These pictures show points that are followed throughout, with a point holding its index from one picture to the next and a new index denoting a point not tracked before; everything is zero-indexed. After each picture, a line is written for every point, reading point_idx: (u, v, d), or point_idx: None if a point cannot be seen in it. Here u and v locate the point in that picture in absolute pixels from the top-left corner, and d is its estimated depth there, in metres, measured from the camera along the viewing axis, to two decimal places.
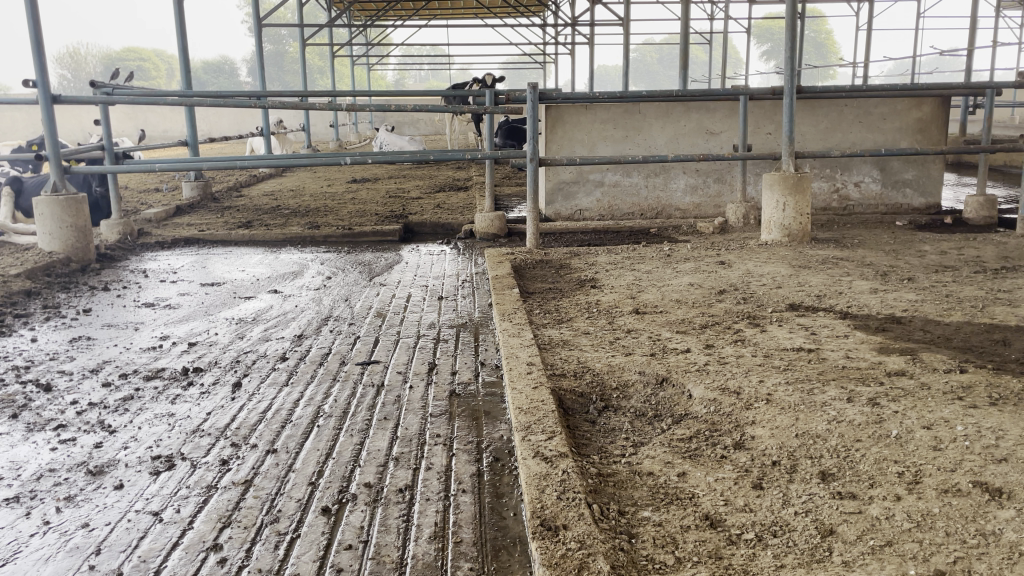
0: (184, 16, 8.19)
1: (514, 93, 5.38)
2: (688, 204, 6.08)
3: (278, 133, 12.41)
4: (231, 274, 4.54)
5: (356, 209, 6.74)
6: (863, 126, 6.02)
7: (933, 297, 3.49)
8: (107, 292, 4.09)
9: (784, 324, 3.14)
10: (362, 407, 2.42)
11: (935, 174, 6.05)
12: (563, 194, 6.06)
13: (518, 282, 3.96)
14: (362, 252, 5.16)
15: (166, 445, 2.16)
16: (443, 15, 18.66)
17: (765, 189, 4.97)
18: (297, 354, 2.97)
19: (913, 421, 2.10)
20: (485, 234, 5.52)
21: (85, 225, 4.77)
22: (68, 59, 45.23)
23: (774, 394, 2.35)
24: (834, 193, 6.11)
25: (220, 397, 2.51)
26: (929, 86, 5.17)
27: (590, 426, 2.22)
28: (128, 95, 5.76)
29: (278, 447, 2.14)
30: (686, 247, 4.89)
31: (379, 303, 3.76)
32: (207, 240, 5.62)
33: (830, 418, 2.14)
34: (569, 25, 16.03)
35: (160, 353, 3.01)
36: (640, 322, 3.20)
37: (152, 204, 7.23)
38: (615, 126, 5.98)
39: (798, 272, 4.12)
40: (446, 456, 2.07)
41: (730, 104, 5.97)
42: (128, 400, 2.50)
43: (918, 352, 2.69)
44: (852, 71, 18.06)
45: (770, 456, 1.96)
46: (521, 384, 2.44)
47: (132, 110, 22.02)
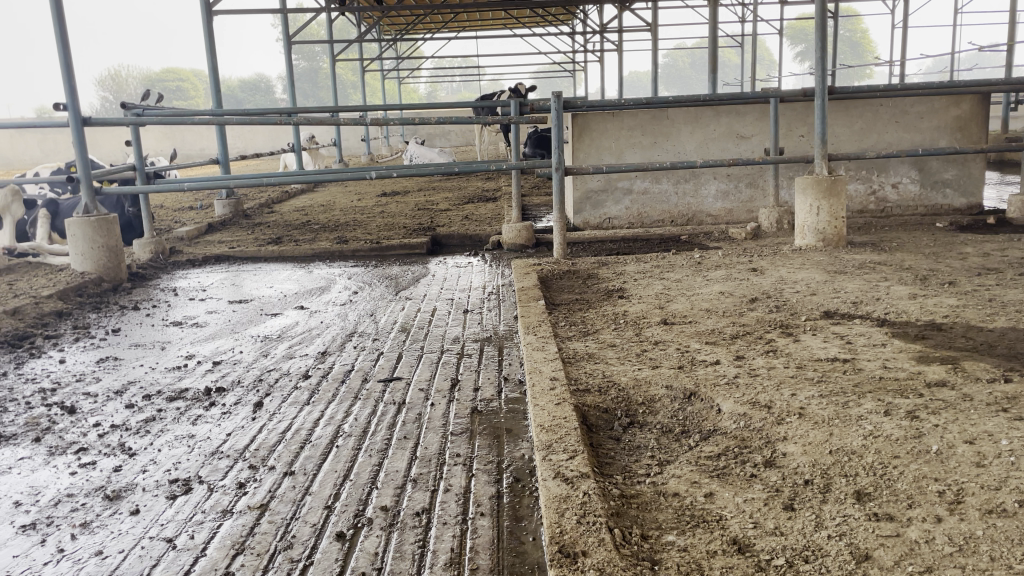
0: (213, 36, 8.31)
1: (538, 102, 5.33)
2: (720, 210, 5.97)
3: (309, 148, 12.53)
4: (259, 290, 4.55)
5: (385, 222, 6.75)
6: (899, 126, 5.87)
7: (975, 302, 3.35)
8: (137, 311, 4.12)
9: (819, 332, 3.04)
10: (382, 426, 2.37)
11: (976, 173, 5.86)
12: (591, 203, 5.99)
13: (545, 293, 3.91)
14: (389, 266, 5.15)
15: (184, 468, 2.14)
16: (472, 27, 18.71)
17: (798, 193, 4.85)
18: (319, 372, 2.95)
19: (954, 435, 1.99)
20: (512, 245, 5.48)
21: (116, 245, 4.83)
22: (110, 82, 46.40)
23: (807, 407, 2.26)
24: (870, 195, 5.95)
25: (240, 418, 2.49)
26: (966, 83, 5.02)
27: (613, 444, 2.15)
28: (158, 115, 5.83)
29: (296, 469, 2.10)
30: (717, 254, 4.79)
31: (404, 317, 3.73)
32: (237, 257, 5.66)
33: (865, 433, 2.05)
34: (598, 32, 15.94)
35: (184, 372, 3.01)
36: (668, 333, 3.12)
37: (186, 222, 7.32)
38: (643, 132, 5.90)
39: (833, 278, 4.00)
40: (466, 477, 2.02)
41: (760, 107, 5.86)
42: (150, 422, 2.49)
43: (959, 361, 2.57)
44: (889, 70, 17.70)
45: (802, 474, 1.87)
46: (544, 400, 2.38)
47: (169, 130, 22.45)
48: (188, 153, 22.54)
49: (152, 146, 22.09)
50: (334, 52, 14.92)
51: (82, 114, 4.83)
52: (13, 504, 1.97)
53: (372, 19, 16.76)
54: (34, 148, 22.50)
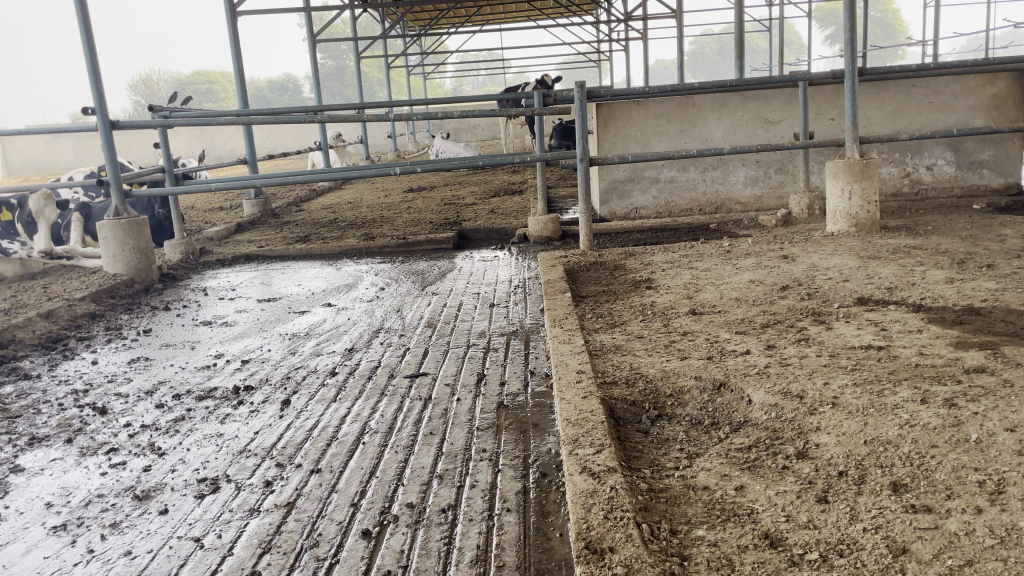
0: (238, 37, 8.37)
1: (562, 93, 5.28)
2: (749, 196, 5.88)
3: (337, 145, 12.60)
4: (288, 288, 4.57)
5: (411, 218, 6.75)
6: (932, 106, 5.73)
7: (1015, 285, 3.25)
8: (168, 312, 4.16)
9: (852, 320, 2.97)
10: (409, 422, 2.36)
11: (1014, 152, 5.70)
12: (617, 193, 5.93)
13: (572, 286, 3.87)
14: (416, 261, 5.15)
15: (212, 467, 2.15)
16: (496, 20, 18.67)
17: (829, 177, 4.75)
18: (346, 369, 2.95)
19: (995, 423, 1.92)
20: (539, 237, 5.45)
21: (147, 246, 4.88)
22: (141, 86, 47.10)
23: (840, 397, 2.20)
24: (904, 178, 5.82)
25: (268, 416, 2.50)
26: (1003, 59, 4.87)
27: (642, 437, 2.12)
28: (185, 117, 5.87)
29: (323, 467, 2.10)
30: (747, 242, 4.72)
31: (431, 313, 3.72)
32: (266, 256, 5.69)
33: (901, 423, 1.99)
34: (622, 21, 15.80)
35: (213, 371, 3.02)
36: (697, 324, 3.07)
37: (215, 222, 7.40)
38: (669, 120, 5.83)
39: (866, 264, 3.91)
40: (492, 472, 2.00)
41: (789, 91, 5.75)
42: (179, 421, 2.50)
43: (999, 347, 2.50)
44: (922, 51, 17.34)
45: (837, 466, 1.82)
46: (570, 394, 2.35)
47: (199, 132, 22.74)
48: (218, 154, 22.81)
49: (183, 148, 22.39)
50: (359, 51, 14.94)
51: (111, 119, 4.88)
52: (45, 506, 2.00)
53: (395, 14, 16.79)
54: (69, 152, 22.90)
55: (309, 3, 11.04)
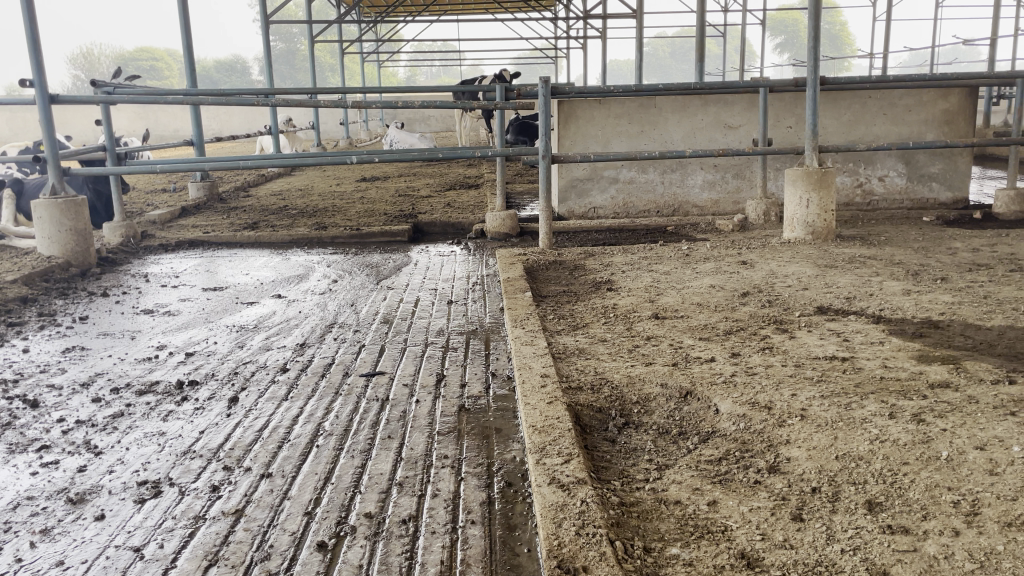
0: (188, 14, 8.07)
1: (525, 88, 5.19)
2: (706, 200, 5.89)
3: (287, 131, 12.30)
4: (235, 277, 4.40)
5: (365, 208, 6.60)
6: (887, 118, 5.82)
7: (971, 299, 3.29)
8: (106, 298, 3.95)
9: (815, 329, 2.96)
10: (366, 424, 2.26)
11: (962, 167, 5.83)
12: (576, 192, 5.88)
13: (531, 285, 3.80)
14: (369, 254, 5.01)
15: (154, 469, 2.01)
16: (454, 10, 18.45)
17: (788, 184, 4.77)
18: (298, 365, 2.82)
19: (964, 441, 1.91)
20: (496, 233, 5.37)
21: (86, 229, 4.64)
22: (83, 60, 45.62)
23: (809, 409, 2.17)
24: (857, 188, 5.90)
25: (214, 414, 2.36)
26: (958, 75, 4.96)
27: (609, 446, 2.05)
28: (129, 95, 5.59)
29: (274, 471, 1.98)
30: (705, 246, 4.70)
31: (387, 308, 3.61)
32: (212, 242, 5.48)
33: (872, 438, 1.96)
34: (581, 19, 15.76)
35: (155, 364, 2.86)
36: (661, 328, 3.02)
37: (158, 205, 7.12)
38: (630, 120, 5.80)
39: (824, 272, 3.93)
40: (454, 481, 1.91)
41: (749, 97, 5.77)
42: (117, 418, 2.35)
43: (961, 361, 2.50)
44: (869, 63, 17.74)
45: (810, 482, 1.78)
46: (534, 399, 2.28)
47: (143, 110, 22.03)
48: (162, 134, 22.12)
49: (125, 127, 21.68)
50: (313, 35, 14.59)
51: (50, 92, 4.62)
52: None
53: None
54: (3, 125, 21.96)
55: None
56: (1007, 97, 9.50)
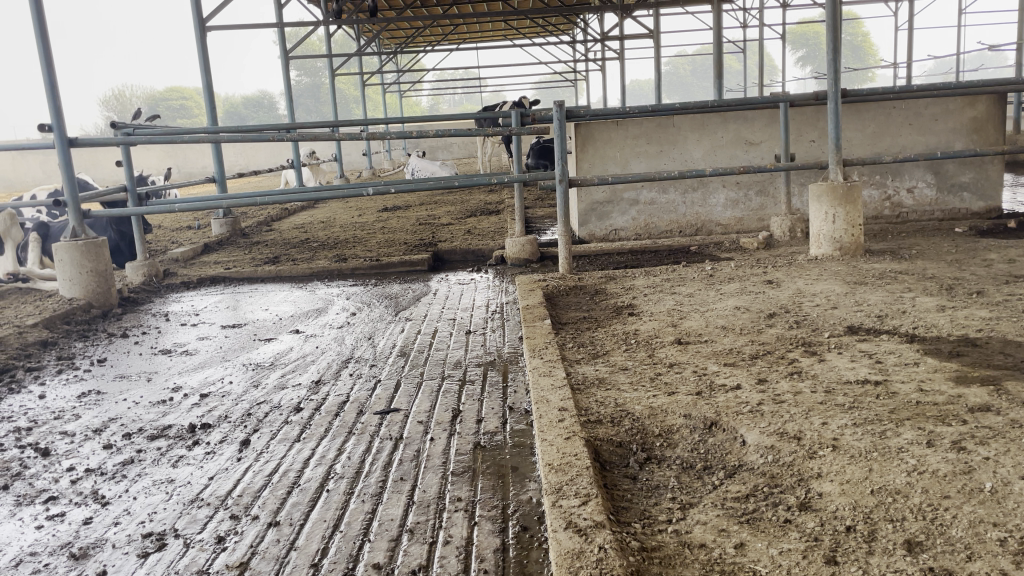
0: (207, 53, 8.19)
1: (540, 113, 5.14)
2: (730, 219, 5.78)
3: (310, 164, 12.41)
4: (254, 313, 4.37)
5: (385, 238, 6.59)
6: (913, 128, 5.68)
7: (1009, 314, 3.14)
8: (125, 339, 3.94)
9: (845, 351, 2.84)
10: (378, 466, 2.19)
11: (994, 175, 5.66)
12: (596, 215, 5.81)
13: (551, 312, 3.72)
14: (389, 284, 4.98)
15: (159, 520, 1.95)
16: (473, 37, 18.59)
17: (812, 200, 4.65)
18: (312, 404, 2.76)
19: (1009, 470, 1.79)
20: (517, 259, 5.30)
21: (106, 269, 4.66)
22: (114, 101, 46.81)
23: (840, 438, 2.06)
24: (885, 201, 5.76)
25: (225, 458, 2.30)
26: (985, 82, 4.82)
27: (630, 484, 1.96)
28: (149, 135, 5.64)
29: (281, 519, 1.92)
30: (730, 266, 4.60)
31: (404, 341, 3.54)
32: (233, 278, 5.49)
33: (909, 469, 1.85)
34: (598, 41, 15.77)
35: (169, 407, 2.82)
36: (683, 354, 2.92)
37: (182, 242, 7.18)
38: (648, 141, 5.73)
39: (854, 289, 3.80)
40: (468, 526, 1.83)
41: (769, 112, 5.68)
42: (127, 465, 2.30)
43: (1002, 382, 2.37)
44: (894, 73, 17.49)
45: (843, 520, 1.67)
46: (551, 434, 2.19)
47: (171, 149, 22.46)
48: (190, 171, 22.50)
49: (154, 165, 22.12)
50: (334, 67, 14.70)
51: (69, 136, 4.67)
52: None
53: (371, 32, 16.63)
54: (37, 169, 22.54)
55: (282, 17, 10.84)
56: None
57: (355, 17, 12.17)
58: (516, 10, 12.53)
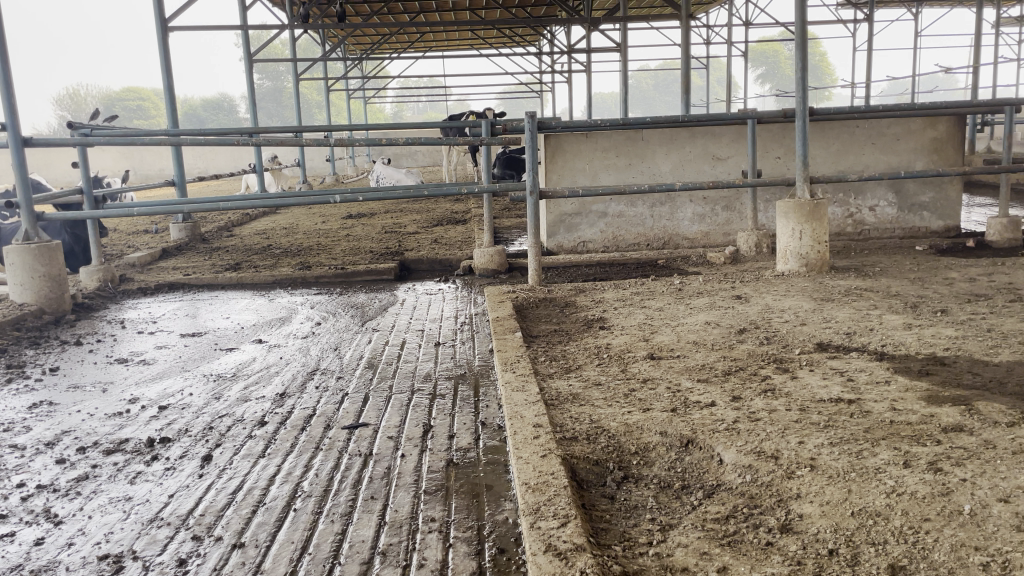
0: (169, 54, 8.01)
1: (511, 123, 5.10)
2: (697, 233, 5.80)
3: (272, 169, 12.22)
4: (215, 322, 4.25)
5: (350, 246, 6.49)
6: (876, 148, 5.77)
7: (975, 333, 3.18)
8: (79, 347, 3.80)
9: (816, 368, 2.85)
10: (347, 483, 2.12)
11: (952, 195, 5.78)
12: (565, 226, 5.79)
13: (521, 324, 3.68)
14: (354, 293, 4.89)
15: (116, 540, 1.86)
16: (439, 45, 18.53)
17: (780, 217, 4.69)
18: (277, 418, 2.67)
19: (986, 492, 1.79)
20: (485, 270, 5.25)
21: (60, 274, 4.49)
22: (69, 100, 45.79)
23: (817, 458, 2.05)
24: (848, 219, 5.84)
25: (186, 475, 2.21)
26: (947, 103, 4.91)
27: (609, 504, 1.92)
28: (107, 136, 5.48)
29: (246, 540, 1.84)
30: (698, 280, 4.60)
31: (372, 352, 3.47)
32: (193, 285, 5.35)
33: (887, 490, 1.84)
34: (564, 53, 15.81)
35: (126, 420, 2.71)
36: (656, 370, 2.89)
37: (139, 247, 7.00)
38: (617, 154, 5.73)
39: (821, 306, 3.83)
40: (442, 548, 1.77)
41: (737, 128, 5.72)
42: (81, 481, 2.20)
43: (973, 402, 2.38)
44: (852, 93, 17.83)
45: (825, 543, 1.65)
46: (527, 452, 2.14)
47: (128, 150, 22.00)
48: (147, 173, 22.04)
49: (110, 167, 21.64)
50: (297, 71, 14.50)
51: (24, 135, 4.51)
52: None
53: (337, 37, 16.50)
54: None
55: (246, 19, 10.67)
56: (991, 124, 9.56)
57: (320, 22, 12.02)
58: (484, 20, 12.48)
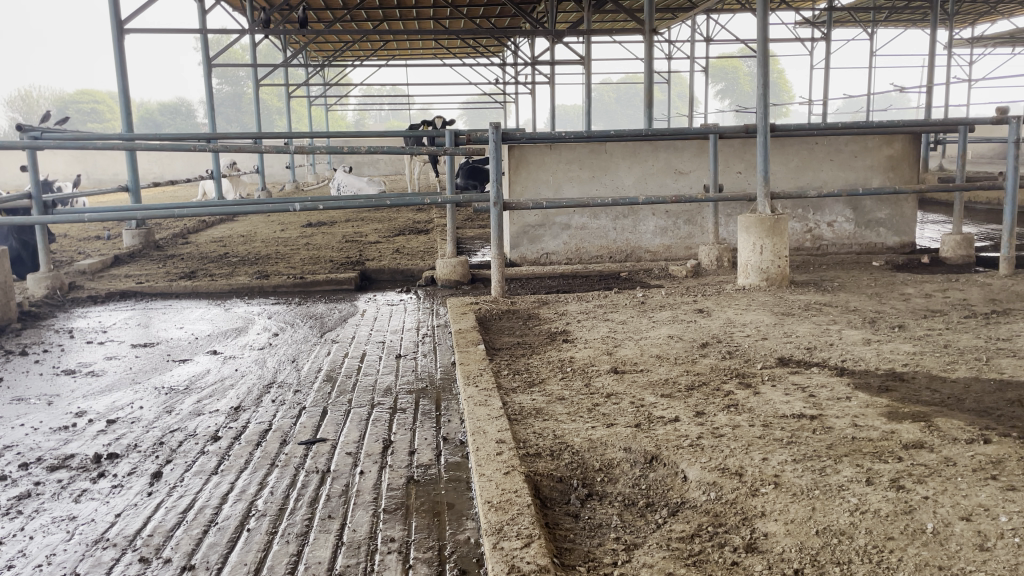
0: (124, 57, 7.83)
1: (475, 133, 5.07)
2: (659, 246, 5.83)
3: (230, 176, 12.01)
4: (168, 332, 4.13)
5: (309, 255, 6.39)
6: (834, 164, 5.86)
7: (932, 349, 3.22)
8: (24, 357, 3.66)
9: (778, 383, 2.85)
10: (303, 502, 2.05)
11: (908, 212, 5.89)
12: (528, 237, 5.77)
13: (483, 336, 3.63)
14: (314, 303, 4.80)
15: (58, 563, 1.77)
16: (402, 54, 18.46)
17: (741, 231, 4.73)
18: (231, 432, 2.59)
19: (948, 510, 1.80)
20: (447, 281, 5.21)
21: (6, 281, 4.32)
22: (21, 101, 44.73)
23: (781, 475, 2.04)
24: (807, 234, 5.91)
25: (134, 493, 2.12)
26: (905, 123, 5.01)
27: (572, 523, 1.88)
28: (57, 139, 5.31)
29: (197, 562, 1.76)
30: (660, 293, 4.61)
31: (331, 364, 3.39)
32: (146, 293, 5.21)
33: (851, 508, 1.84)
34: (528, 65, 15.85)
35: (72, 434, 2.60)
36: (620, 384, 2.87)
37: (89, 253, 6.80)
38: (581, 166, 5.73)
39: (782, 320, 3.86)
40: (402, 569, 1.71)
41: (698, 143, 5.77)
42: (22, 500, 2.09)
43: (932, 418, 2.40)
44: (809, 110, 18.13)
45: (790, 563, 1.64)
46: (489, 469, 2.10)
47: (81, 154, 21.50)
48: (100, 178, 21.55)
49: (61, 171, 21.12)
50: (257, 77, 14.29)
51: None
52: None
53: (299, 43, 16.33)
54: None
55: (205, 23, 10.50)
56: (944, 143, 9.79)
57: (282, 27, 11.87)
58: (448, 30, 12.46)
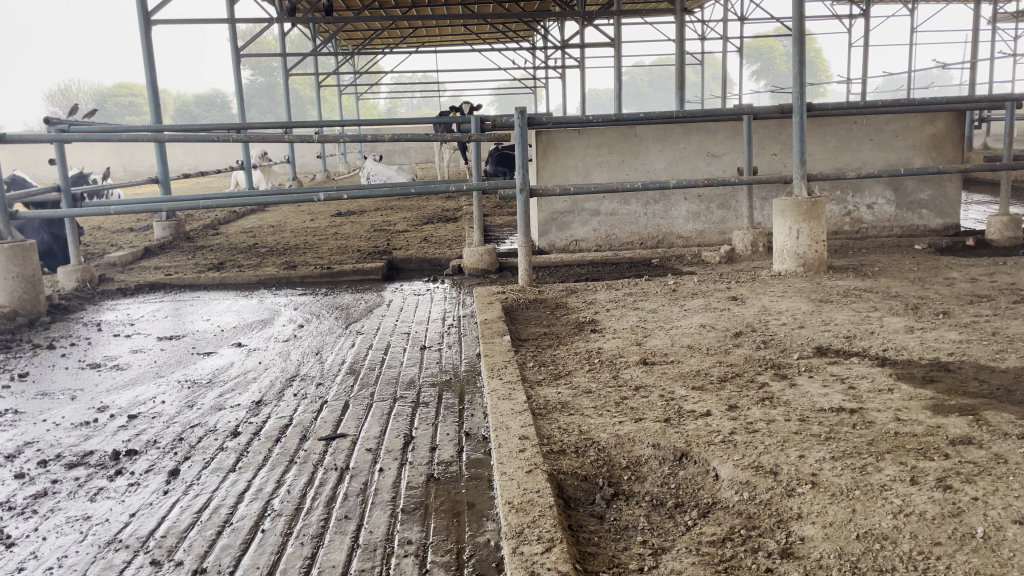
0: (152, 48, 7.85)
1: (501, 118, 4.97)
2: (691, 231, 5.69)
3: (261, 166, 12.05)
4: (195, 324, 4.12)
5: (338, 245, 6.36)
6: (873, 144, 5.66)
7: (979, 336, 3.06)
8: (51, 351, 3.67)
9: (815, 374, 2.73)
10: (320, 501, 1.99)
11: (952, 192, 5.68)
12: (556, 225, 5.67)
13: (510, 327, 3.55)
14: (340, 294, 4.76)
15: (69, 565, 1.73)
16: (431, 40, 18.36)
17: (776, 215, 4.57)
18: (251, 428, 2.54)
19: (999, 513, 1.68)
20: (474, 270, 5.13)
21: (35, 275, 4.36)
22: (60, 95, 45.56)
23: (819, 474, 1.93)
24: (846, 216, 5.72)
25: (150, 492, 2.08)
26: (949, 100, 4.80)
27: (597, 525, 1.80)
28: (84, 132, 5.33)
29: (208, 565, 1.71)
30: (692, 280, 4.49)
31: (354, 357, 3.34)
32: (174, 285, 5.22)
33: (894, 510, 1.72)
34: (558, 48, 15.65)
35: (93, 430, 2.58)
36: (649, 376, 2.77)
37: (121, 246, 6.84)
38: (610, 150, 5.61)
39: (819, 308, 3.71)
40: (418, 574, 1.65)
41: (732, 124, 5.60)
42: (39, 498, 2.07)
43: (980, 411, 2.27)
44: (848, 89, 17.66)
45: (828, 569, 1.54)
46: (512, 467, 2.02)
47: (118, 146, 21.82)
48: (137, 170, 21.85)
49: (99, 163, 21.48)
50: (286, 67, 14.31)
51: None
52: None
53: (327, 32, 16.31)
54: None
55: (233, 13, 10.51)
56: (989, 119, 9.44)
57: (311, 16, 11.84)
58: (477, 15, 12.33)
